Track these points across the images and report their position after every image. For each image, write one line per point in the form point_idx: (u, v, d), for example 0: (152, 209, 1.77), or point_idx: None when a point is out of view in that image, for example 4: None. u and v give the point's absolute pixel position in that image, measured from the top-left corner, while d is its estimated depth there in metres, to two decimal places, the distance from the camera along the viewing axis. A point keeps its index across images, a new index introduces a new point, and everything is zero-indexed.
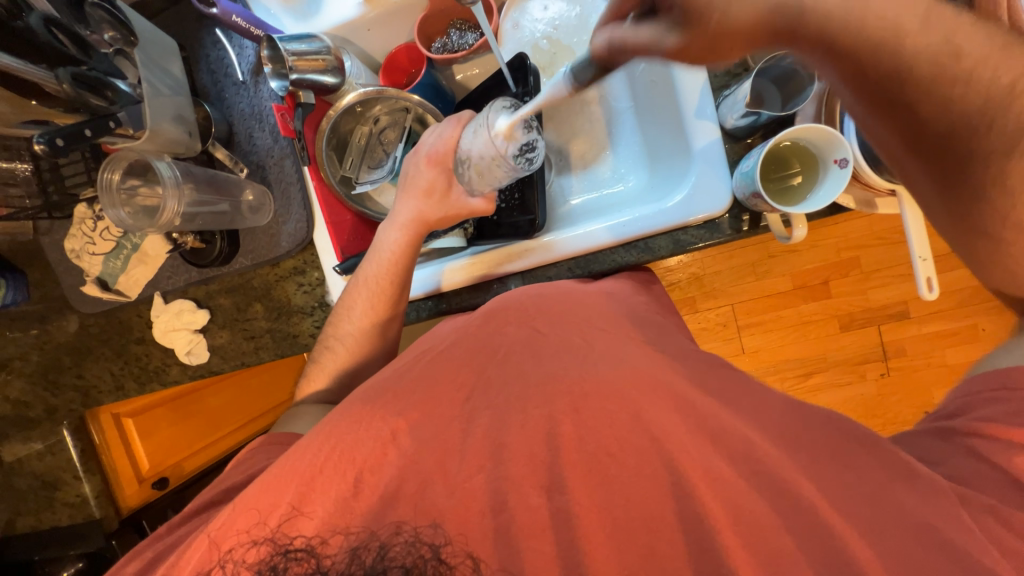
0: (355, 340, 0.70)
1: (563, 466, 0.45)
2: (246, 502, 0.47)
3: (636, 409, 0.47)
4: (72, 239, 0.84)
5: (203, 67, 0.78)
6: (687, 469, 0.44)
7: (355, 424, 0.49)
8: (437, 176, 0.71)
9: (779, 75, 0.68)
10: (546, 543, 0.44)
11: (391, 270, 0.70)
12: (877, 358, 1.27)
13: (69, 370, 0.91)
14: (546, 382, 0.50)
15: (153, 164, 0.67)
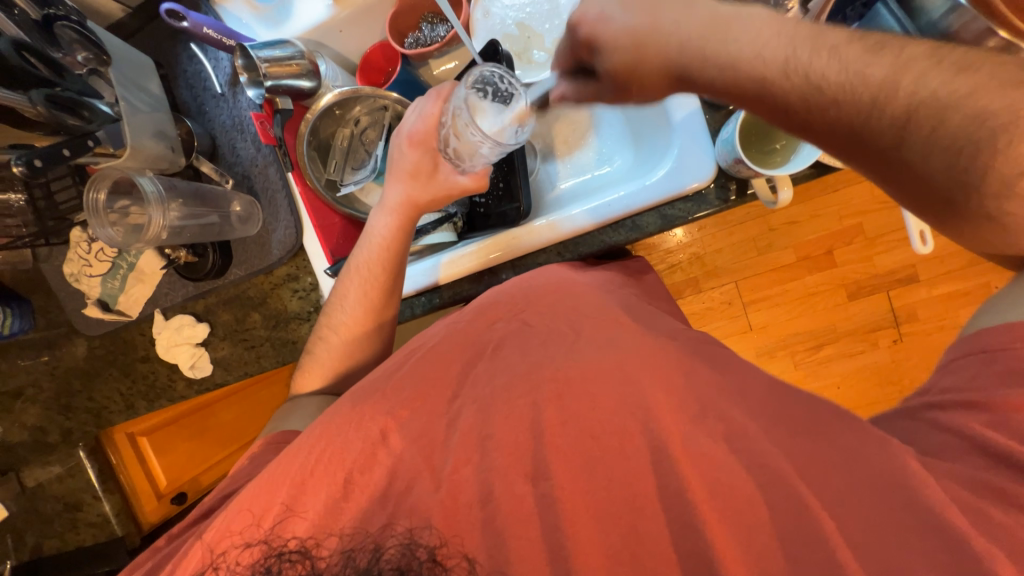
0: (354, 329, 0.70)
1: (548, 450, 0.45)
2: (241, 503, 0.47)
3: (617, 388, 0.47)
4: (70, 262, 0.85)
5: (182, 82, 0.79)
6: (671, 446, 0.43)
7: (348, 425, 0.49)
8: (421, 157, 0.69)
9: None
10: (536, 526, 0.43)
11: (381, 258, 0.69)
12: (889, 325, 1.25)
13: (80, 393, 0.93)
14: (536, 365, 0.50)
15: (137, 181, 0.68)
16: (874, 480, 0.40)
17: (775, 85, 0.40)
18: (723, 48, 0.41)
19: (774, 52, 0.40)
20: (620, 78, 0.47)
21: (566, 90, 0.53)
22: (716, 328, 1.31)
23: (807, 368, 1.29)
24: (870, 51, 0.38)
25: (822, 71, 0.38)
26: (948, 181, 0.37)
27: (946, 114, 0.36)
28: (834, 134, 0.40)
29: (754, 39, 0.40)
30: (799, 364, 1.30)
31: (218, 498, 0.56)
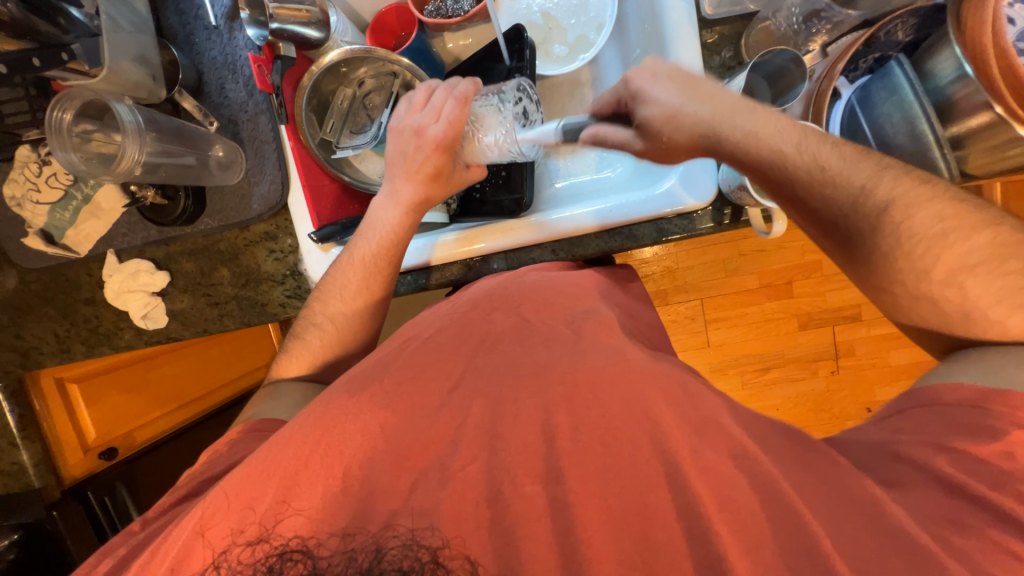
0: (351, 316, 0.68)
1: (558, 451, 0.43)
2: (227, 492, 0.44)
3: (624, 394, 0.46)
4: (12, 185, 0.76)
5: (171, 5, 0.72)
6: (679, 457, 0.43)
7: (344, 416, 0.47)
8: (439, 161, 0.67)
9: (772, 71, 0.62)
10: (547, 527, 0.41)
11: (387, 252, 0.68)
12: (829, 356, 1.35)
13: (7, 329, 0.84)
14: (539, 364, 0.49)
15: (112, 107, 0.61)
16: (851, 507, 0.42)
17: (791, 162, 0.50)
18: (755, 126, 0.51)
19: (790, 137, 0.50)
20: (656, 127, 0.55)
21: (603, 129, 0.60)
22: (678, 341, 1.37)
23: (753, 388, 1.37)
24: (855, 155, 0.50)
25: (824, 160, 0.50)
26: (903, 260, 0.48)
27: (911, 211, 0.48)
28: (820, 213, 0.51)
29: (778, 125, 0.51)
30: (746, 383, 1.38)
31: (197, 486, 0.53)
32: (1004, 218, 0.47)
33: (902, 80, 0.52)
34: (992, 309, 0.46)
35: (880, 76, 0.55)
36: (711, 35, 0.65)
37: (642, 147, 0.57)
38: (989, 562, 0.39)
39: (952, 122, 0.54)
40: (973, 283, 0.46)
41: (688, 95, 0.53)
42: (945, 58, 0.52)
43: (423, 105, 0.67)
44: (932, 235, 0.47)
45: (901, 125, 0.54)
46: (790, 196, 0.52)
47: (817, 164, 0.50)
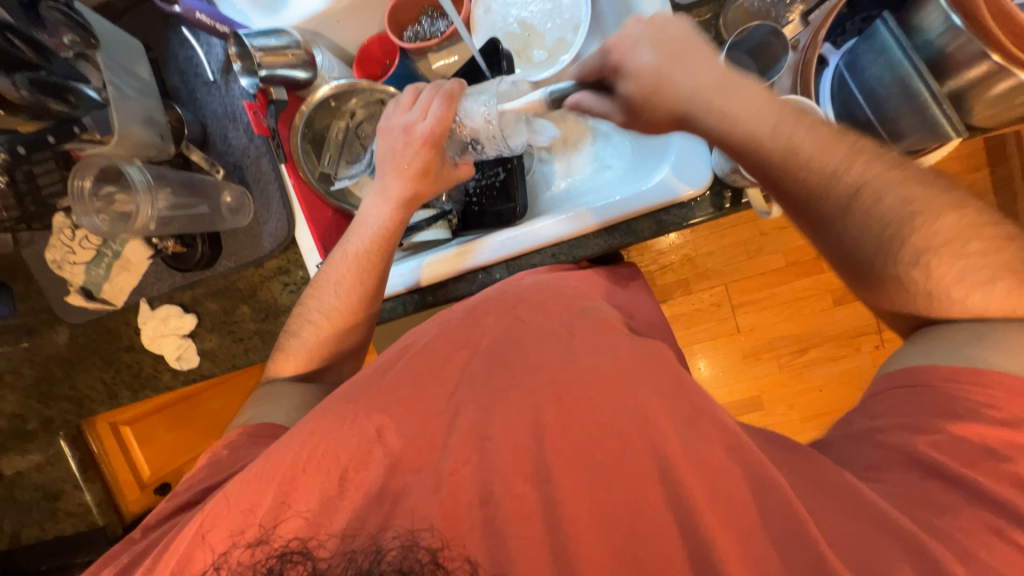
0: (342, 321, 0.69)
1: (550, 452, 0.44)
2: (228, 499, 0.45)
3: (614, 392, 0.46)
4: (53, 249, 0.83)
5: (172, 67, 0.77)
6: (668, 452, 0.43)
7: (343, 423, 0.47)
8: (426, 158, 0.67)
9: (755, 47, 0.60)
10: (538, 524, 0.41)
11: (378, 247, 0.69)
12: (872, 330, 1.27)
13: (62, 381, 0.91)
14: (532, 366, 0.49)
15: (124, 171, 0.65)
16: (843, 492, 0.41)
17: (764, 144, 0.48)
18: (731, 108, 0.49)
19: (765, 120, 0.48)
20: (635, 101, 0.53)
21: (585, 96, 0.58)
22: (705, 329, 1.33)
23: (791, 371, 1.32)
24: (831, 137, 0.47)
25: (799, 143, 0.47)
26: (870, 242, 0.47)
27: (880, 195, 0.46)
28: (794, 195, 0.49)
29: (755, 107, 0.48)
30: (783, 367, 1.32)
31: (203, 491, 0.53)
32: (968, 199, 0.46)
33: (887, 38, 0.50)
34: (953, 288, 0.45)
35: (866, 37, 0.52)
36: (688, 21, 0.64)
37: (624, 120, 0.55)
38: (989, 537, 0.38)
39: (950, 77, 0.51)
40: (937, 264, 0.45)
41: (668, 69, 0.51)
42: (931, 10, 0.49)
43: (411, 104, 0.68)
44: (901, 218, 0.46)
45: (893, 85, 0.50)
46: (765, 180, 0.50)
47: (792, 145, 0.47)
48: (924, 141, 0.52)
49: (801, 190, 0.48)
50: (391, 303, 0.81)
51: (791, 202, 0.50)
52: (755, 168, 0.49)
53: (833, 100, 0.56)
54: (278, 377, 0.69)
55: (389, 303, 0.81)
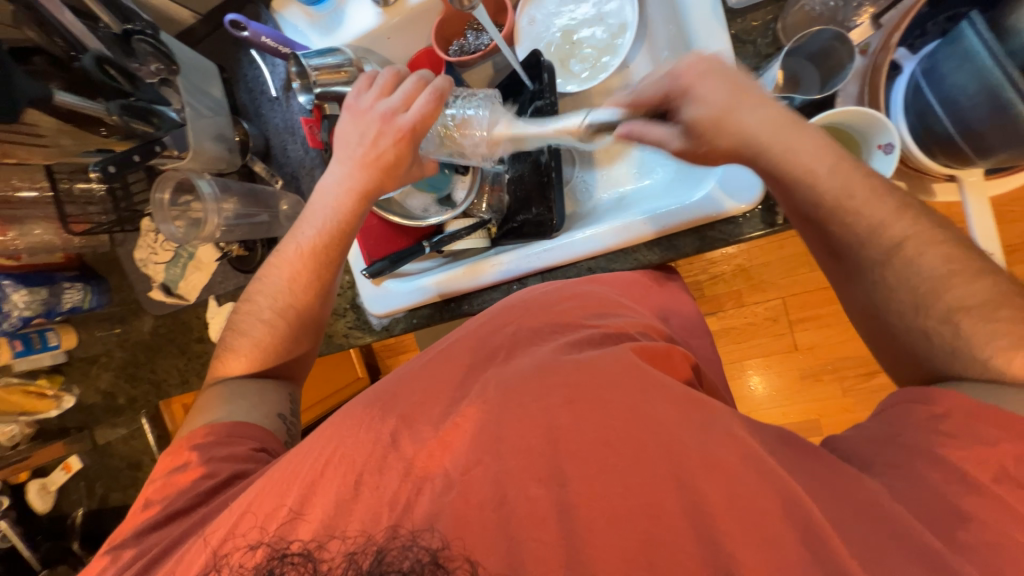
0: (279, 314, 0.67)
1: (566, 455, 0.43)
2: (255, 503, 0.46)
3: (635, 402, 0.45)
4: (140, 248, 0.93)
5: (242, 86, 0.84)
6: (687, 462, 0.42)
7: (359, 426, 0.48)
8: (391, 149, 0.64)
9: (817, 52, 0.58)
10: (553, 530, 0.41)
11: (335, 239, 0.67)
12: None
13: (144, 365, 1.02)
14: (547, 369, 0.48)
15: (195, 183, 0.72)
16: (874, 520, 0.39)
17: (818, 185, 0.50)
18: (792, 145, 0.51)
19: (823, 160, 0.50)
20: (695, 131, 0.53)
21: (635, 125, 0.57)
22: (758, 345, 1.25)
23: (857, 396, 1.20)
24: (882, 192, 0.50)
25: (849, 192, 0.50)
26: (898, 294, 0.49)
27: (918, 252, 0.48)
28: (835, 235, 0.51)
29: (815, 151, 0.50)
30: (848, 391, 1.21)
31: (199, 496, 0.53)
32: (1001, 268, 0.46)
33: (974, 42, 0.44)
34: (984, 347, 0.44)
35: (950, 40, 0.46)
36: (746, 24, 0.62)
37: (681, 145, 0.55)
38: None
39: None
40: (969, 323, 0.45)
41: (731, 109, 0.52)
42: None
43: (387, 90, 0.66)
44: (936, 276, 0.47)
45: (980, 95, 0.44)
46: (809, 218, 0.52)
47: (845, 186, 0.50)
48: (1016, 157, 0.46)
49: (840, 236, 0.51)
50: (426, 310, 0.83)
51: (827, 245, 0.53)
52: (800, 207, 0.52)
53: (906, 112, 0.52)
54: (232, 376, 0.66)
55: (425, 310, 0.83)
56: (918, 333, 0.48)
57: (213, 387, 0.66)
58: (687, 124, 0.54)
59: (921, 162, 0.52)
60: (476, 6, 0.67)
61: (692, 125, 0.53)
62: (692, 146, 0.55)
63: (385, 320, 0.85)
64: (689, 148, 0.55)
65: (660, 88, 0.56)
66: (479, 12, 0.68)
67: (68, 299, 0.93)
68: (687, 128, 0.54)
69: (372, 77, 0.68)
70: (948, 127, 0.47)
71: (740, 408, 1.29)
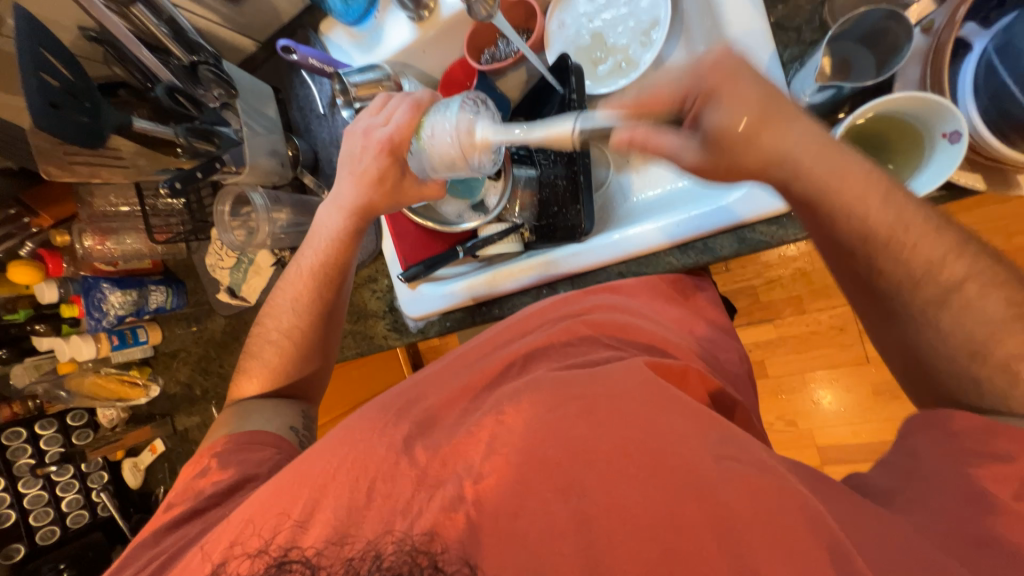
0: (285, 334, 0.73)
1: (583, 465, 0.42)
2: (265, 500, 0.47)
3: (654, 413, 0.43)
4: (209, 255, 1.02)
5: (294, 105, 0.91)
6: (714, 481, 0.39)
7: (372, 432, 0.49)
8: (384, 164, 0.68)
9: (868, 33, 0.53)
10: (571, 542, 0.40)
11: (330, 259, 0.73)
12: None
13: (215, 359, 1.13)
14: (566, 378, 0.47)
15: (249, 195, 0.78)
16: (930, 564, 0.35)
17: (857, 218, 0.46)
18: (835, 170, 0.46)
19: (872, 187, 0.46)
20: (722, 141, 0.46)
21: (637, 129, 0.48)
22: (823, 356, 1.15)
23: None
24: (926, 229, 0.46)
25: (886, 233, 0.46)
26: (940, 338, 0.46)
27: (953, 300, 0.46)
28: (866, 277, 0.49)
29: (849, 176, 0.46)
30: None
31: (212, 496, 0.58)
32: None
33: None
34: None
35: None
36: (790, 8, 0.58)
37: (697, 159, 0.48)
38: None
39: None
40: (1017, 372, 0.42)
41: (765, 120, 0.45)
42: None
43: (380, 108, 0.70)
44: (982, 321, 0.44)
45: None
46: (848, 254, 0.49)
47: (903, 217, 0.45)
48: None
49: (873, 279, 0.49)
50: (458, 313, 0.85)
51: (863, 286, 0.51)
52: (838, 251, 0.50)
53: (977, 96, 0.46)
54: (247, 397, 0.72)
55: (457, 313, 0.85)
56: (968, 380, 0.45)
57: (230, 408, 0.72)
58: (711, 135, 0.46)
59: (996, 149, 0.45)
60: (494, 14, 0.68)
61: (717, 136, 0.46)
62: (713, 160, 0.47)
63: (421, 323, 0.88)
64: (712, 157, 0.47)
65: (681, 88, 0.47)
66: (498, 21, 0.69)
67: (154, 299, 1.05)
68: (711, 139, 0.46)
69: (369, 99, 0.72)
70: None
71: (804, 425, 1.18)
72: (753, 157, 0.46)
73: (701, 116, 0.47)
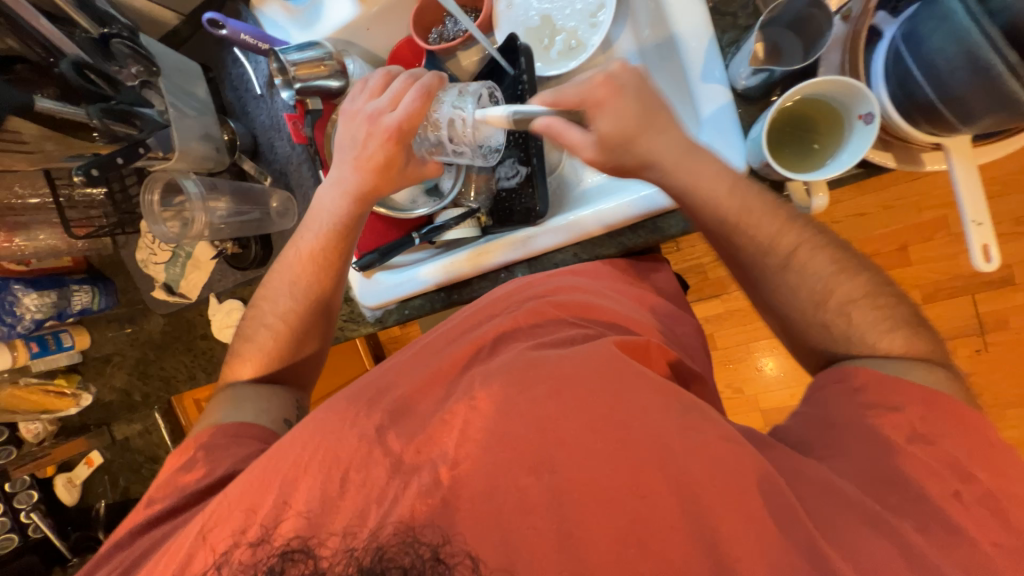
0: (286, 318, 0.69)
1: (552, 443, 0.43)
2: (229, 499, 0.46)
3: (615, 390, 0.45)
4: (139, 249, 0.95)
5: (227, 85, 0.85)
6: (676, 449, 0.42)
7: (340, 423, 0.48)
8: (382, 149, 0.64)
9: (794, 20, 0.57)
10: (542, 517, 0.41)
11: (332, 245, 0.68)
12: (971, 333, 1.14)
13: (154, 362, 1.04)
14: (531, 361, 0.49)
15: (181, 183, 0.74)
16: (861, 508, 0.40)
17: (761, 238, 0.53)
18: (694, 172, 0.54)
19: (721, 183, 0.54)
20: (606, 140, 0.53)
21: (556, 122, 0.54)
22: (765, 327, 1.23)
23: None
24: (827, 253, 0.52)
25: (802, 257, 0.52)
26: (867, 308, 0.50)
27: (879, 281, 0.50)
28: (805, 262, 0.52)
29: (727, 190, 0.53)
30: None
31: (195, 493, 0.55)
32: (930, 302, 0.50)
33: (953, 3, 0.41)
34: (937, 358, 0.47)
35: (929, 3, 0.44)
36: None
37: (593, 156, 0.54)
38: None
39: None
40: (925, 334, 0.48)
41: (641, 128, 0.53)
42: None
43: (379, 90, 0.66)
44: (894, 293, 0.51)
45: (960, 58, 0.42)
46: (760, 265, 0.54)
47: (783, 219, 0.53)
48: (1001, 121, 0.43)
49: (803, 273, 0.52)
50: (420, 300, 0.84)
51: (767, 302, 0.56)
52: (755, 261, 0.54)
53: (887, 82, 0.50)
54: (239, 381, 0.68)
55: (418, 300, 0.84)
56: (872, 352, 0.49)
57: (222, 391, 0.68)
58: (599, 139, 0.53)
59: (905, 130, 0.50)
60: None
61: (606, 138, 0.53)
62: (604, 158, 0.55)
63: (378, 313, 0.86)
64: (602, 154, 0.55)
65: (580, 97, 0.54)
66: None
67: (78, 301, 0.96)
68: (599, 140, 0.53)
69: (366, 79, 0.68)
70: (931, 93, 0.45)
71: (748, 391, 1.28)
72: (631, 159, 0.54)
73: (593, 117, 0.53)
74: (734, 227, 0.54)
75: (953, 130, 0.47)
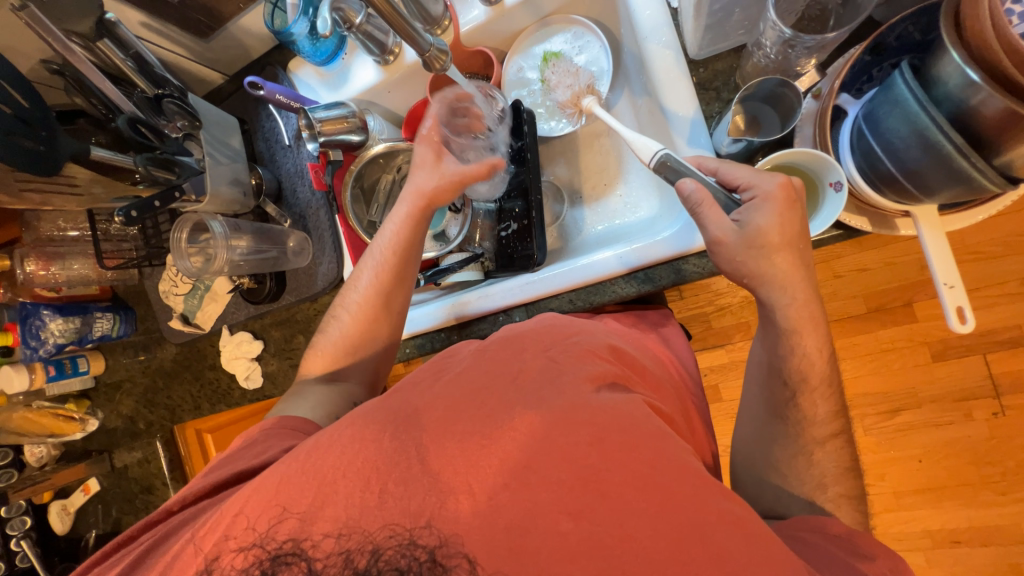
0: (366, 305, 0.73)
1: (592, 493, 0.44)
2: (266, 494, 0.49)
3: (645, 441, 0.46)
4: (163, 281, 1.00)
5: (260, 135, 0.93)
6: (706, 501, 0.43)
7: (381, 432, 0.50)
8: (425, 149, 0.73)
9: (768, 95, 0.63)
10: (581, 563, 0.42)
11: (406, 232, 0.73)
12: (986, 395, 1.11)
13: (162, 391, 1.07)
14: (570, 404, 0.49)
15: (208, 224, 0.80)
16: None
17: (804, 357, 0.57)
18: (794, 290, 0.55)
19: (808, 308, 0.56)
20: (753, 237, 0.53)
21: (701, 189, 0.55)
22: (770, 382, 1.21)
23: (880, 436, 1.17)
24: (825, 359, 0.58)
25: (824, 371, 0.58)
26: None
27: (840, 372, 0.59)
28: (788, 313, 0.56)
29: (807, 320, 0.56)
30: (870, 430, 1.18)
31: (200, 506, 0.56)
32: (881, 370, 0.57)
33: (902, 91, 0.46)
34: None
35: (884, 88, 0.48)
36: (709, 71, 0.68)
37: (724, 236, 0.55)
38: None
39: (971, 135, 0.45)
40: None
41: (788, 241, 0.53)
42: (948, 61, 0.44)
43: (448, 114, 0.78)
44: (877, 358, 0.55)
45: (911, 138, 0.46)
46: (785, 379, 0.59)
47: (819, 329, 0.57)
48: (955, 192, 0.47)
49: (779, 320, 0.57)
50: (420, 339, 0.87)
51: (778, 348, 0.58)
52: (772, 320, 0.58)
53: (853, 154, 0.55)
54: (309, 376, 0.74)
55: (419, 340, 0.87)
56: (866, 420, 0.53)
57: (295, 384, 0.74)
58: (751, 229, 0.53)
59: (873, 199, 0.55)
60: (449, 68, 0.67)
61: (750, 235, 0.53)
62: (736, 252, 0.55)
63: None
64: (738, 245, 0.54)
65: (746, 183, 0.56)
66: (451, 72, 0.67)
67: (99, 327, 1.00)
68: (746, 228, 0.54)
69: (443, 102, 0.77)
70: (891, 168, 0.50)
71: None
72: (757, 266, 0.54)
73: (744, 210, 0.55)
74: (779, 314, 0.56)
75: (916, 199, 0.51)
